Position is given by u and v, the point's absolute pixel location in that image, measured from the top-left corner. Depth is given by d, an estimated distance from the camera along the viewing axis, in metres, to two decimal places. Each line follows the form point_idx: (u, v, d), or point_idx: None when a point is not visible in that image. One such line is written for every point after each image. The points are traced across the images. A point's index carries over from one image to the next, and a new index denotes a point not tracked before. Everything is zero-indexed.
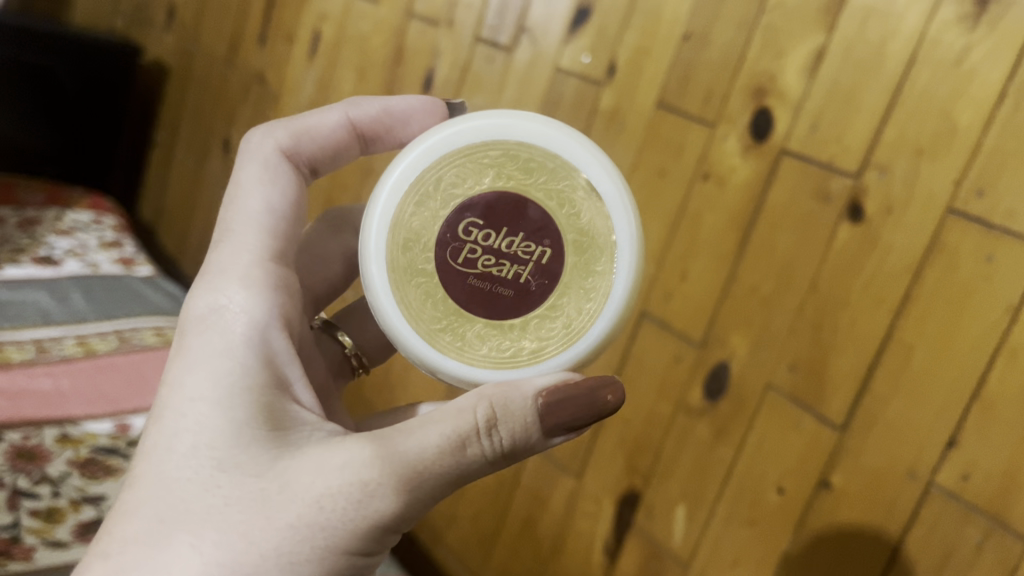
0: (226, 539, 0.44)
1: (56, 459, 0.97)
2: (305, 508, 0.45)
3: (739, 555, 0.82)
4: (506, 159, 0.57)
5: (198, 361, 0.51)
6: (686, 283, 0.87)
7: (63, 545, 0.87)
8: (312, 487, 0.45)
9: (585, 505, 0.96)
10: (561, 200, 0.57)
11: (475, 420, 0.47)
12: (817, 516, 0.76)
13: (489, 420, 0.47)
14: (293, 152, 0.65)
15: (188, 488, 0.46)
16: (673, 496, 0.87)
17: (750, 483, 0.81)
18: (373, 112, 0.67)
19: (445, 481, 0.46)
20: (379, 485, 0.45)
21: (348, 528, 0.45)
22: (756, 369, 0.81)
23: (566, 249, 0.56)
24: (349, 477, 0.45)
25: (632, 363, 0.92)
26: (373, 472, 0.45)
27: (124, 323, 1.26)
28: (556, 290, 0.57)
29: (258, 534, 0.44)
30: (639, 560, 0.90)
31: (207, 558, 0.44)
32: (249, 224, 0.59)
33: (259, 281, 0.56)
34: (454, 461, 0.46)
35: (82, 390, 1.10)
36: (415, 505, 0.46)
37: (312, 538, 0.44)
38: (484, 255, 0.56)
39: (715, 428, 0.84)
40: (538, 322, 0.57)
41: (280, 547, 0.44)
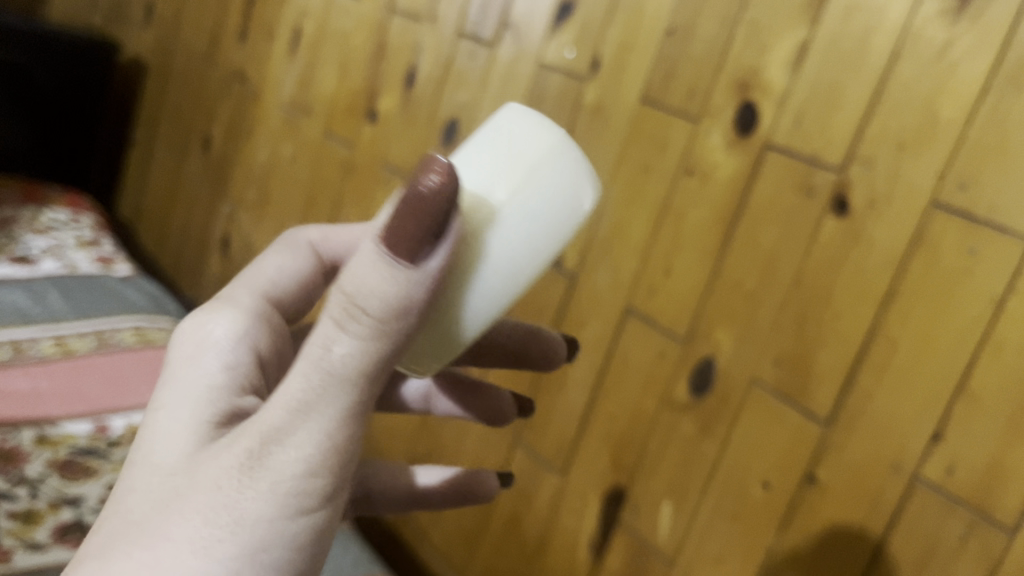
0: (150, 541, 0.40)
1: (34, 460, 0.96)
2: (214, 488, 0.40)
3: (725, 551, 0.82)
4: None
5: (163, 377, 0.50)
6: (670, 279, 0.87)
7: (41, 548, 0.86)
8: (221, 463, 0.41)
9: (571, 502, 0.96)
10: None
11: (334, 317, 0.40)
12: (802, 510, 0.76)
13: (347, 309, 0.40)
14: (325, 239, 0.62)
15: (127, 500, 0.43)
16: (659, 491, 0.87)
17: (735, 478, 0.81)
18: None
19: (342, 404, 0.41)
20: (274, 439, 0.40)
21: (259, 497, 0.40)
22: (741, 364, 0.81)
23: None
24: (250, 441, 0.41)
25: (619, 359, 0.92)
26: (268, 428, 0.41)
27: (104, 323, 1.25)
28: None
29: (175, 527, 0.40)
30: (624, 556, 0.90)
31: (129, 563, 0.39)
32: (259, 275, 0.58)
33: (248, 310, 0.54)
34: (333, 376, 0.40)
35: (60, 390, 1.08)
36: (326, 448, 0.41)
37: (225, 520, 0.40)
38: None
39: (699, 424, 0.84)
40: None
41: (196, 535, 0.40)
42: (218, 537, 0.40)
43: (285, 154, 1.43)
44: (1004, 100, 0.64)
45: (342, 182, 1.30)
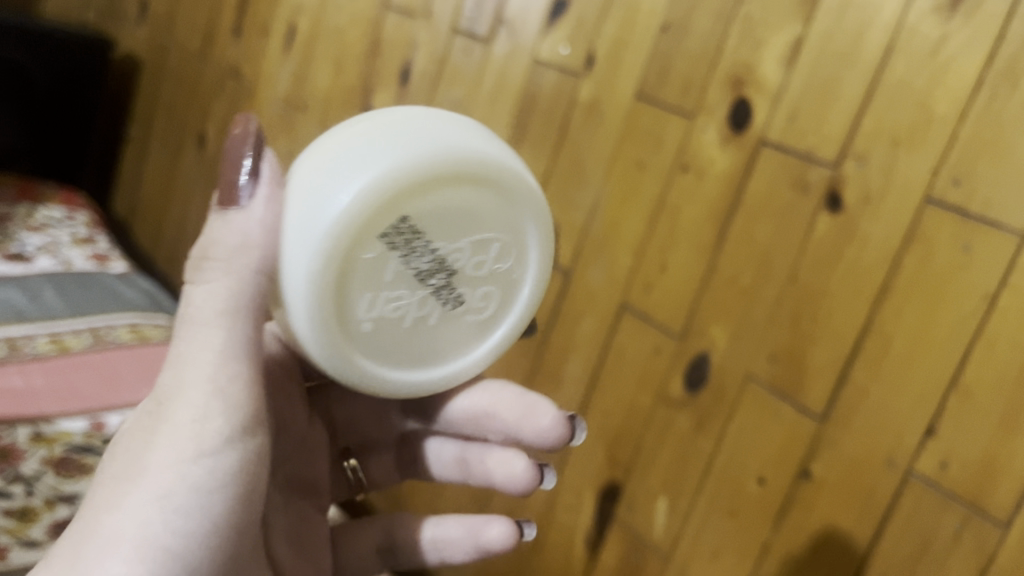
0: (99, 485, 0.49)
1: (30, 458, 0.96)
2: (144, 433, 0.49)
3: (720, 546, 0.82)
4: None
5: None
6: (665, 275, 0.87)
7: (37, 545, 0.86)
8: (147, 414, 0.50)
9: (566, 498, 0.96)
10: None
11: (198, 272, 0.51)
12: (797, 506, 0.76)
13: (203, 256, 0.50)
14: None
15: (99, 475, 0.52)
16: (654, 487, 0.87)
17: (731, 473, 0.81)
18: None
19: (217, 336, 0.49)
20: (176, 382, 0.49)
21: (172, 429, 0.49)
22: (736, 360, 0.81)
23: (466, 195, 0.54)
24: (163, 390, 0.50)
25: (614, 355, 0.92)
26: (171, 375, 0.50)
27: (99, 320, 1.25)
28: None
29: (118, 468, 0.49)
30: (620, 552, 0.90)
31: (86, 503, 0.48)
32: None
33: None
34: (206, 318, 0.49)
35: (56, 387, 1.08)
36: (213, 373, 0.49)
37: (152, 454, 0.48)
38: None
39: (694, 420, 0.84)
40: None
41: (131, 469, 0.48)
42: (127, 475, 0.48)
43: (280, 151, 1.43)
44: (998, 96, 0.65)
45: None
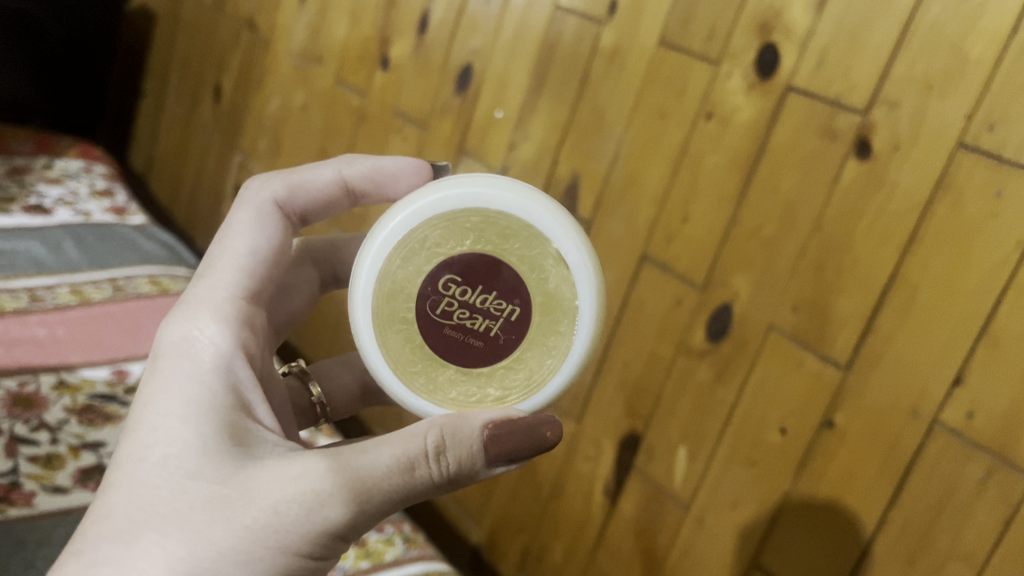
0: (195, 546, 0.44)
1: (53, 406, 0.96)
2: (267, 515, 0.45)
3: (740, 496, 0.82)
4: (487, 229, 0.57)
5: (171, 383, 0.51)
6: (688, 225, 0.86)
7: (64, 490, 0.85)
8: (270, 501, 0.45)
9: (586, 448, 0.96)
10: (533, 266, 0.57)
11: (425, 444, 0.48)
12: (819, 454, 0.76)
13: (438, 444, 0.49)
14: (494, 439, 0.51)
15: (155, 493, 0.46)
16: (674, 437, 0.87)
17: (752, 423, 0.81)
18: (371, 171, 0.69)
19: (394, 499, 0.48)
20: (344, 495, 0.46)
21: (299, 532, 0.46)
22: (759, 310, 0.80)
23: (534, 310, 0.57)
24: (305, 488, 0.46)
25: (633, 305, 0.91)
26: (330, 485, 0.46)
27: (118, 273, 1.25)
28: (522, 344, 0.58)
29: (220, 536, 0.45)
30: (640, 501, 0.91)
31: (172, 555, 0.44)
32: (226, 263, 0.60)
33: (224, 312, 0.57)
34: (401, 481, 0.48)
35: (78, 338, 1.09)
36: (367, 518, 0.47)
37: (266, 542, 0.45)
38: (457, 308, 0.58)
39: (715, 370, 0.84)
40: (504, 372, 0.58)
41: (238, 548, 0.44)
42: (200, 513, 0.45)
43: (297, 103, 1.42)
44: None
45: (355, 131, 1.29)
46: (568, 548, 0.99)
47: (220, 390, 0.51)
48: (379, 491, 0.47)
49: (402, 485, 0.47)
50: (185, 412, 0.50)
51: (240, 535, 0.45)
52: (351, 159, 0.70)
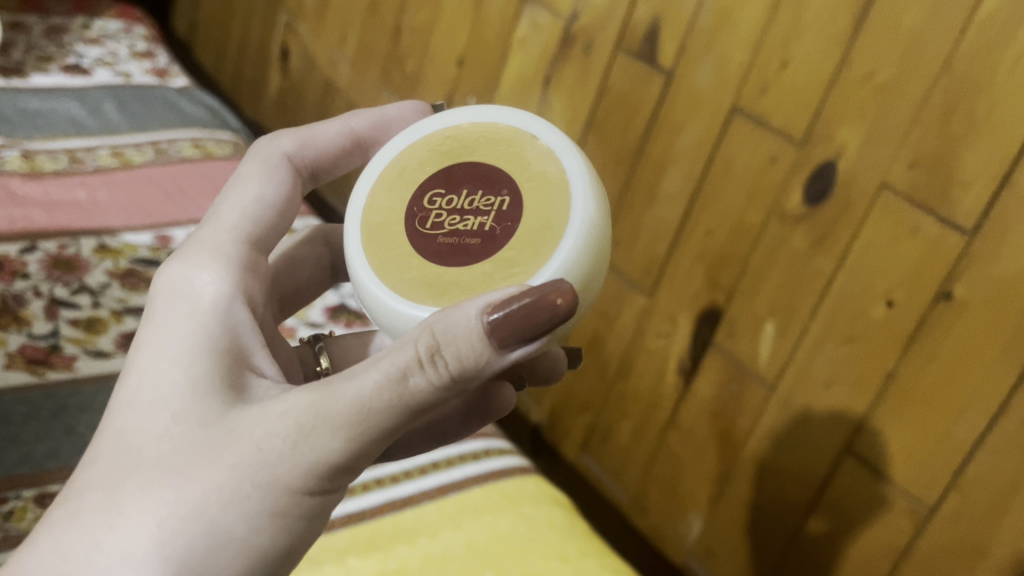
0: (178, 491, 0.39)
1: (95, 270, 0.91)
2: (255, 452, 0.40)
3: (835, 375, 0.74)
4: (458, 141, 0.54)
5: (164, 325, 0.47)
6: (786, 72, 0.75)
7: (106, 355, 0.80)
8: (258, 437, 0.40)
9: (659, 324, 0.89)
10: (509, 153, 0.52)
11: (415, 351, 0.40)
12: (931, 329, 0.67)
13: (431, 348, 0.40)
14: (495, 325, 0.40)
15: (142, 438, 0.42)
16: (760, 311, 0.79)
17: (853, 295, 0.72)
18: (382, 121, 0.59)
19: (392, 420, 0.40)
20: (333, 423, 0.39)
21: (290, 467, 0.40)
22: (868, 167, 0.70)
23: (523, 190, 0.50)
24: (293, 420, 0.40)
25: (719, 166, 0.81)
26: (319, 413, 0.40)
27: (161, 135, 1.18)
28: (522, 226, 0.49)
29: (205, 477, 0.40)
30: (718, 380, 0.84)
31: (156, 500, 0.39)
32: (233, 207, 0.53)
33: (231, 259, 0.50)
34: (396, 398, 0.39)
35: (120, 201, 1.03)
36: (366, 445, 0.40)
37: (256, 481, 0.39)
38: (447, 216, 0.51)
39: (812, 237, 0.75)
40: (510, 259, 0.48)
41: (224, 489, 0.39)
42: (186, 455, 0.40)
43: None
44: None
45: None
46: (635, 430, 0.94)
47: (214, 324, 0.46)
48: (372, 415, 0.39)
49: (396, 405, 0.39)
50: (176, 354, 0.45)
51: (226, 475, 0.39)
52: (371, 109, 0.60)
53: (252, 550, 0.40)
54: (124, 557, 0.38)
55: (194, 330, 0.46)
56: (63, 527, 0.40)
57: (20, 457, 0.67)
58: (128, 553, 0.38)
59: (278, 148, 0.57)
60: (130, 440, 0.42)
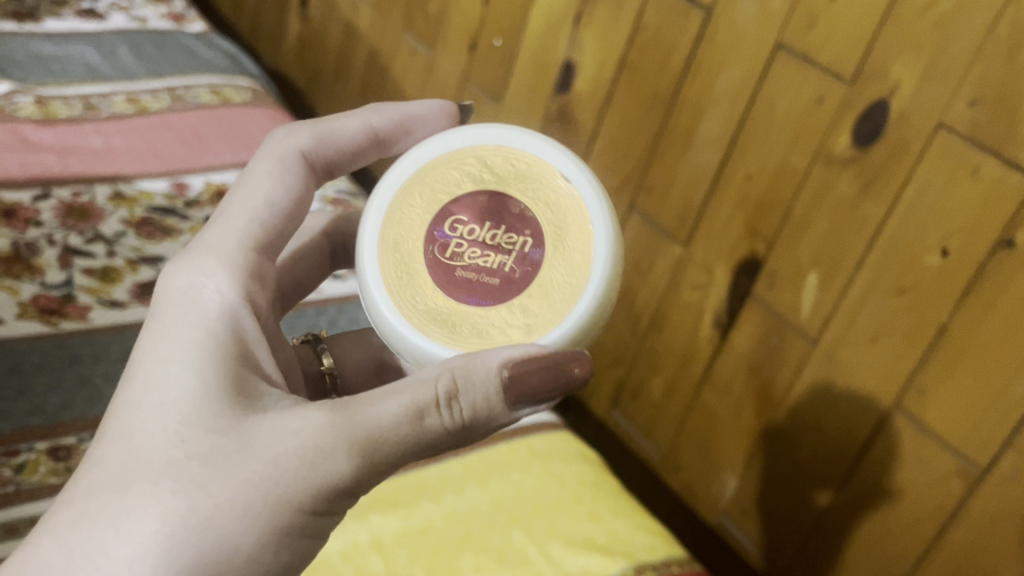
0: (191, 499, 0.38)
1: (110, 218, 0.88)
2: (270, 466, 0.39)
3: (883, 329, 0.70)
4: (489, 167, 0.52)
5: (169, 323, 0.44)
6: (836, 4, 0.69)
7: (121, 306, 0.77)
8: (272, 452, 0.39)
9: (694, 276, 0.85)
10: (539, 194, 0.51)
11: (435, 392, 0.42)
12: (989, 279, 0.62)
13: (449, 391, 0.42)
14: (513, 383, 0.44)
15: (150, 439, 0.40)
16: (803, 261, 0.75)
17: (904, 244, 0.67)
18: (401, 120, 0.58)
19: (401, 454, 0.41)
20: (348, 449, 0.40)
21: (302, 486, 0.40)
22: (923, 107, 0.65)
23: (548, 238, 0.51)
24: (309, 440, 0.40)
25: (761, 107, 0.76)
26: (336, 436, 0.40)
27: (177, 82, 1.15)
28: (542, 278, 0.50)
29: (218, 488, 0.39)
30: (756, 334, 0.80)
31: (167, 508, 0.38)
32: (243, 209, 0.51)
33: (237, 265, 0.48)
34: (410, 434, 0.41)
35: (136, 148, 1.00)
36: (373, 473, 0.41)
37: (268, 496, 0.39)
38: (468, 248, 0.51)
39: (860, 182, 0.70)
40: (525, 309, 0.50)
41: (237, 503, 0.39)
42: (199, 463, 0.39)
43: None
44: None
45: None
46: (667, 386, 0.90)
47: (222, 325, 0.44)
48: (386, 444, 0.41)
49: (410, 438, 0.41)
50: (183, 352, 0.43)
51: (239, 488, 0.39)
52: (389, 109, 0.59)
53: (256, 564, 0.40)
54: (136, 564, 0.37)
55: (203, 329, 0.44)
56: (67, 527, 0.38)
57: (33, 408, 0.65)
58: (140, 561, 0.37)
59: (293, 145, 0.55)
60: (137, 440, 0.40)
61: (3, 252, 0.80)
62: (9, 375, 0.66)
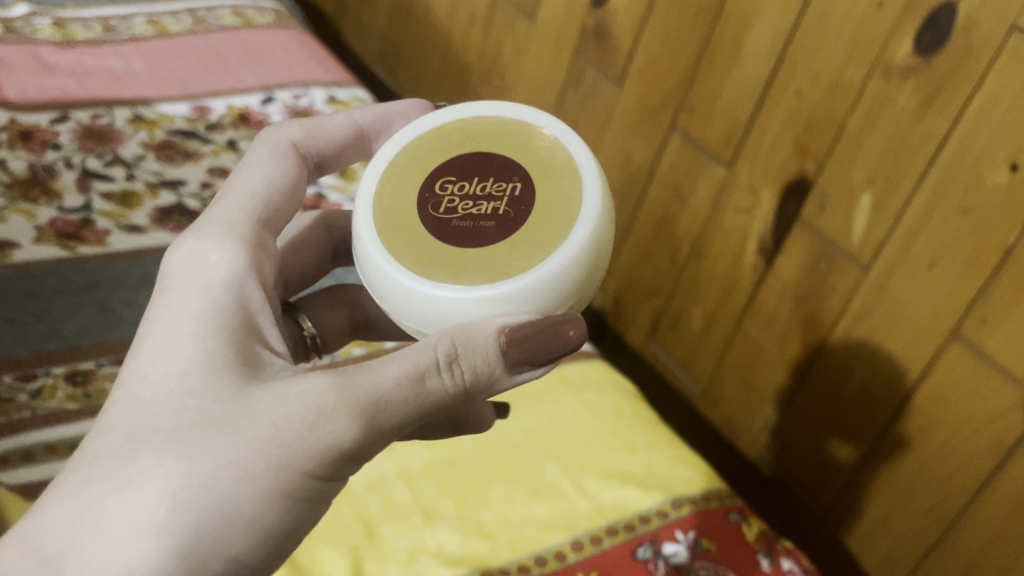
0: (192, 464, 0.36)
1: (129, 141, 0.85)
2: (269, 429, 0.36)
3: (943, 253, 0.64)
4: (467, 132, 0.47)
5: (171, 297, 0.42)
6: None
7: (141, 231, 0.75)
8: (271, 415, 0.36)
9: (738, 198, 0.80)
10: (517, 143, 0.46)
11: (434, 354, 0.38)
12: None
13: (449, 354, 0.38)
14: (513, 341, 0.39)
15: (154, 410, 0.38)
16: (856, 181, 0.69)
17: (969, 161, 0.61)
18: (383, 114, 0.54)
19: (407, 421, 0.38)
20: (348, 412, 0.37)
21: (305, 449, 0.36)
22: (995, 9, 0.57)
23: (536, 178, 0.45)
24: (310, 403, 0.37)
25: (814, 15, 0.69)
26: (336, 398, 0.37)
27: (198, 2, 1.10)
28: (541, 212, 0.44)
29: (218, 451, 0.36)
30: (804, 259, 0.75)
31: (167, 473, 0.35)
32: (241, 190, 0.47)
33: (245, 237, 0.45)
34: (413, 397, 0.38)
35: (156, 70, 0.97)
36: (379, 441, 0.38)
37: (269, 460, 0.36)
38: (459, 201, 0.45)
39: (922, 95, 0.63)
40: (531, 241, 0.43)
41: (238, 467, 0.36)
42: (201, 428, 0.36)
43: None
44: None
45: None
46: (708, 316, 0.87)
47: (228, 295, 0.42)
48: (391, 409, 0.37)
49: (415, 402, 0.38)
50: (187, 325, 0.40)
51: (238, 450, 0.36)
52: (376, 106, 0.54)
53: (260, 528, 0.36)
54: (135, 531, 0.35)
55: (207, 298, 0.42)
56: (67, 494, 0.36)
57: (50, 333, 0.63)
58: (140, 528, 0.35)
59: (283, 138, 0.51)
60: (139, 409, 0.38)
61: (19, 175, 0.77)
62: (24, 299, 0.64)
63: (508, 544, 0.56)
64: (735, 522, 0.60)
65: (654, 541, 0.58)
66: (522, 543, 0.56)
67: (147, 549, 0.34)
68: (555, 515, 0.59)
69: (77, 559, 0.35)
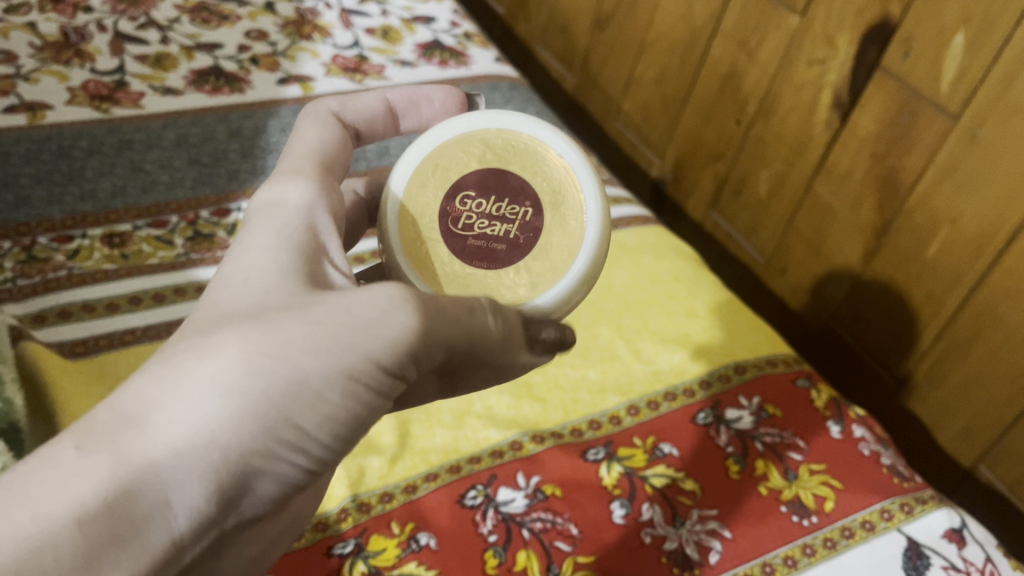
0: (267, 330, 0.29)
1: (163, 4, 0.81)
2: (343, 312, 0.31)
3: None
4: (479, 146, 0.42)
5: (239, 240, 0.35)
6: None
7: (176, 93, 0.71)
8: (343, 300, 0.31)
9: (813, 50, 0.73)
10: (525, 164, 0.42)
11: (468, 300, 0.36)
12: None
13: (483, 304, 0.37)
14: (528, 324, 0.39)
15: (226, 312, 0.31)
16: (948, 20, 0.61)
17: None
18: (413, 93, 0.47)
19: (453, 343, 0.34)
20: (416, 303, 0.32)
21: (379, 331, 0.31)
22: None
23: (546, 206, 0.41)
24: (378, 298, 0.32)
25: None
26: (400, 295, 0.32)
27: None
28: (551, 244, 0.41)
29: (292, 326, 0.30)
30: (884, 113, 0.68)
31: (243, 344, 0.29)
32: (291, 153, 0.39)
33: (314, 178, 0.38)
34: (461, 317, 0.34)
35: None
36: (435, 346, 0.33)
37: (346, 336, 0.30)
38: (477, 219, 0.41)
39: None
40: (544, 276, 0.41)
41: (314, 336, 0.29)
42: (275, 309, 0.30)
43: None
44: None
45: None
46: (775, 180, 0.81)
47: (297, 222, 0.35)
48: (440, 322, 0.33)
49: (460, 327, 0.34)
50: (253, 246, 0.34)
51: (313, 325, 0.30)
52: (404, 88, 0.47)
53: (328, 403, 0.30)
54: (209, 393, 0.27)
55: (275, 224, 0.35)
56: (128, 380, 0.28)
57: (83, 194, 0.60)
58: (213, 391, 0.28)
59: (321, 111, 0.42)
60: (200, 314, 0.31)
61: (50, 37, 0.74)
62: (57, 159, 0.62)
63: (559, 407, 0.54)
64: (803, 388, 0.57)
65: (715, 407, 0.55)
66: (575, 406, 0.54)
67: (223, 407, 0.27)
68: (608, 379, 0.56)
69: (137, 431, 0.27)
